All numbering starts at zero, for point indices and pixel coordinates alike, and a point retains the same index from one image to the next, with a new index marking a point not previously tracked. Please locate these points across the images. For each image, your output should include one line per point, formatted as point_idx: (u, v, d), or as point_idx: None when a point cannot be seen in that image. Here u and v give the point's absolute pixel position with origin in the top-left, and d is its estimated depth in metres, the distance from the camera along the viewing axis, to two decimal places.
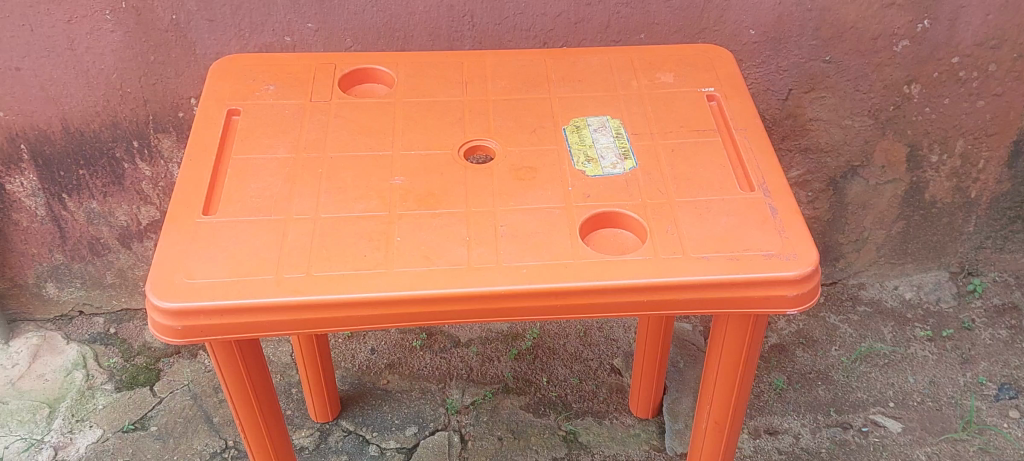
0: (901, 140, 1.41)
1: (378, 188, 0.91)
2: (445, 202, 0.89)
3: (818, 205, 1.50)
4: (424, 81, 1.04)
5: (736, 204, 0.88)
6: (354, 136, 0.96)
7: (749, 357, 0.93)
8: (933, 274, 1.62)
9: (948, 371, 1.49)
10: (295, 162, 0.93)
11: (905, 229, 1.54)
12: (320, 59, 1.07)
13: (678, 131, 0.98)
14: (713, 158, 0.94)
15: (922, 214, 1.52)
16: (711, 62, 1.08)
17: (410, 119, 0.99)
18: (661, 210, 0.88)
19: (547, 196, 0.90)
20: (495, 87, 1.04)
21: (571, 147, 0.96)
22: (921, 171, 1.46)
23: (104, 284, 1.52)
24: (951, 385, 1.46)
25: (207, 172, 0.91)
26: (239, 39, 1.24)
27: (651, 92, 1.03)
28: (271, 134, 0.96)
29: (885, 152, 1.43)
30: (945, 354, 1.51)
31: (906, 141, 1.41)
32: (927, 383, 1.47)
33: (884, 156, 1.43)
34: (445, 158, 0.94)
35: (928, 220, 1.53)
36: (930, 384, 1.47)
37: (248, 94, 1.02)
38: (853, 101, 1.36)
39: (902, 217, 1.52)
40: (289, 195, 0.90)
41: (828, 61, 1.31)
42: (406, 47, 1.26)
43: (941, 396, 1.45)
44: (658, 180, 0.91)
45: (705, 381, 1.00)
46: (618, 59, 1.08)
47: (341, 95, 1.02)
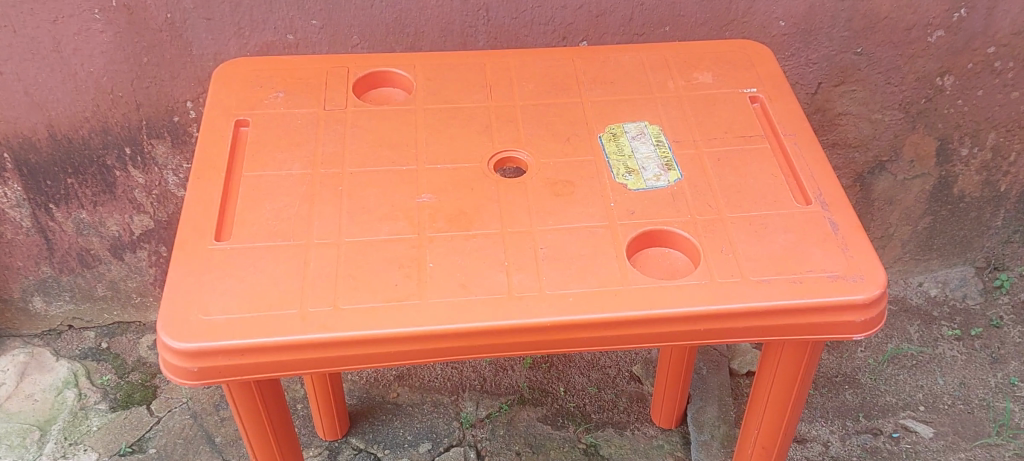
0: (931, 133, 1.34)
1: (403, 208, 0.84)
2: (478, 222, 0.82)
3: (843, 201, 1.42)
4: (446, 85, 0.97)
5: (793, 219, 0.81)
6: (374, 150, 0.89)
7: (805, 376, 0.86)
8: (958, 269, 1.55)
9: (979, 372, 1.44)
10: (311, 181, 0.86)
11: (931, 224, 1.46)
12: (331, 62, 0.99)
13: (722, 138, 0.90)
14: (763, 169, 0.87)
15: (950, 209, 1.45)
16: (750, 59, 1.00)
17: (432, 129, 0.92)
18: (712, 228, 0.81)
19: (588, 214, 0.83)
20: (522, 91, 0.96)
21: (609, 158, 0.89)
22: (950, 166, 1.38)
23: (95, 297, 1.43)
24: (982, 387, 1.41)
25: (217, 194, 0.84)
26: (238, 38, 1.15)
27: (689, 93, 0.95)
28: (283, 149, 0.89)
29: (915, 146, 1.35)
30: (974, 354, 1.46)
31: (936, 135, 1.34)
32: (957, 385, 1.42)
33: (913, 150, 1.36)
34: (472, 173, 0.87)
35: (956, 215, 1.46)
36: (960, 386, 1.42)
37: (256, 103, 0.94)
38: (883, 94, 1.28)
39: (930, 213, 1.45)
40: (308, 218, 0.82)
41: (858, 53, 1.24)
42: (417, 44, 1.18)
43: (972, 398, 1.40)
44: (706, 194, 0.84)
45: (752, 399, 0.94)
46: (650, 57, 1.00)
47: (358, 103, 0.95)
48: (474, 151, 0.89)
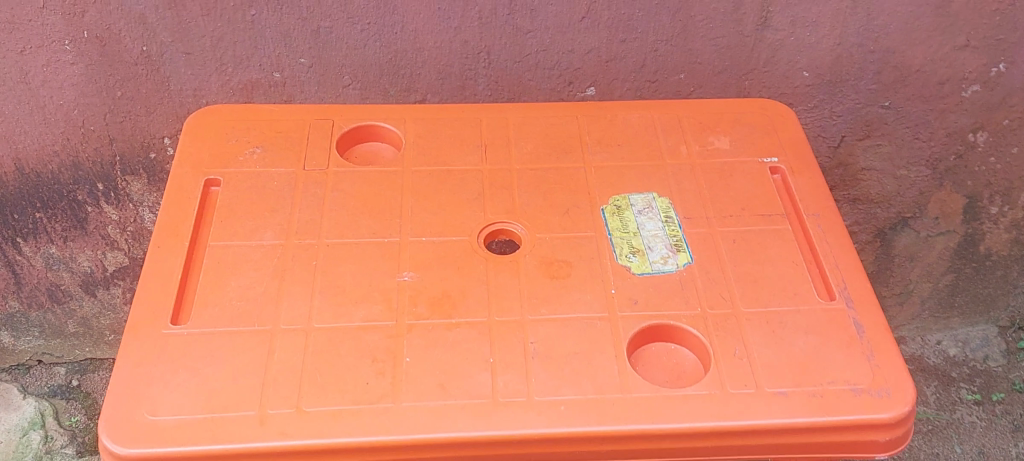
0: (958, 191, 1.24)
1: (382, 289, 0.75)
2: (463, 308, 0.74)
3: (863, 256, 1.34)
4: (438, 144, 0.89)
5: (815, 318, 0.73)
6: (355, 219, 0.81)
7: None
8: (979, 329, 1.44)
9: (999, 441, 1.34)
10: (283, 253, 0.78)
11: (954, 281, 1.37)
12: (315, 112, 0.92)
13: (738, 216, 0.82)
14: (783, 254, 0.78)
15: (974, 267, 1.34)
16: (771, 123, 0.92)
17: (420, 195, 0.84)
18: (724, 325, 0.73)
19: (587, 302, 0.75)
20: (520, 152, 0.88)
21: (612, 235, 0.80)
22: (977, 223, 1.28)
23: (65, 333, 1.40)
24: (1002, 458, 1.31)
25: (178, 267, 0.77)
26: (220, 74, 1.08)
27: (703, 161, 0.87)
28: (256, 214, 0.81)
29: (941, 203, 1.26)
30: (995, 421, 1.35)
31: (965, 192, 1.25)
32: (975, 455, 1.32)
33: (939, 207, 1.26)
34: (461, 249, 0.79)
35: (980, 273, 1.35)
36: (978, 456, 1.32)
37: (229, 159, 0.86)
38: (911, 150, 1.20)
39: (952, 270, 1.35)
40: (276, 298, 0.75)
41: (886, 106, 1.15)
42: (412, 86, 1.11)
43: None
44: (719, 282, 0.76)
45: None
46: (662, 117, 0.92)
47: (341, 161, 0.87)
48: (465, 223, 0.81)
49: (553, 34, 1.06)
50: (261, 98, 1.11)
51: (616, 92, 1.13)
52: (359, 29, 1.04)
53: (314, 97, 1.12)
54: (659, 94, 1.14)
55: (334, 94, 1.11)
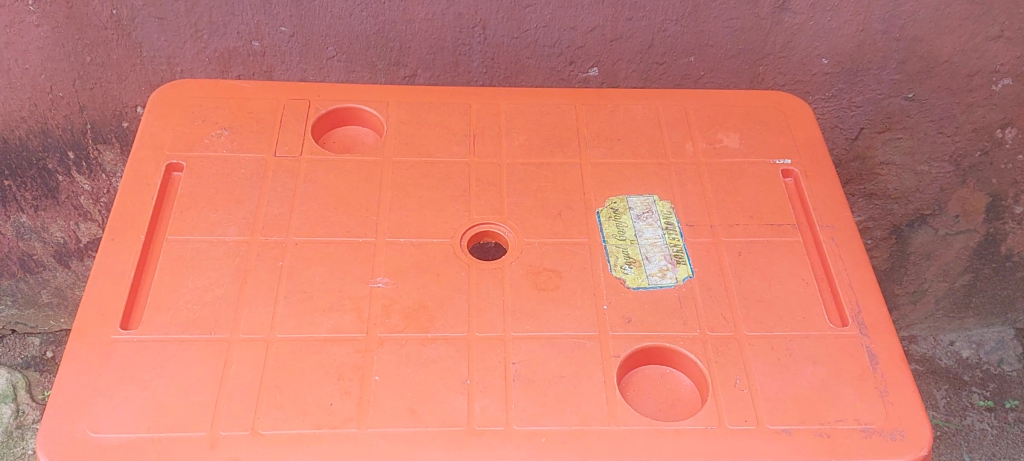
0: (982, 189, 1.16)
1: (353, 297, 0.69)
2: (440, 322, 0.68)
3: (876, 253, 1.28)
4: (422, 132, 0.82)
5: (824, 346, 0.67)
6: (327, 214, 0.75)
7: None
8: (995, 330, 1.39)
9: (1010, 451, 1.27)
10: (247, 252, 0.72)
11: (971, 281, 1.30)
12: (290, 91, 0.84)
13: (745, 225, 0.75)
14: (793, 271, 0.71)
15: (993, 267, 1.27)
16: (785, 119, 0.84)
17: (400, 189, 0.77)
18: (725, 351, 0.66)
19: (575, 319, 0.68)
20: (511, 145, 0.81)
21: (607, 242, 0.74)
22: (999, 223, 1.20)
23: (39, 303, 1.35)
24: None
25: (131, 264, 0.71)
26: (195, 41, 1.00)
27: (710, 161, 0.80)
28: (220, 206, 0.75)
29: (961, 201, 1.18)
30: (1007, 429, 1.29)
31: (988, 191, 1.16)
32: None
33: (959, 205, 1.19)
34: (441, 253, 0.72)
35: (999, 274, 1.28)
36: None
37: (194, 142, 0.79)
38: (933, 144, 1.12)
39: (970, 269, 1.28)
40: (236, 304, 0.68)
41: (909, 98, 1.07)
42: (401, 60, 1.03)
43: None
44: (722, 301, 0.69)
45: None
46: (667, 109, 0.85)
47: (315, 148, 0.80)
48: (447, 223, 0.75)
49: (554, 9, 0.97)
50: (240, 68, 1.04)
51: (621, 74, 1.05)
52: None
53: (297, 68, 1.04)
54: (666, 78, 1.06)
55: (317, 65, 1.04)
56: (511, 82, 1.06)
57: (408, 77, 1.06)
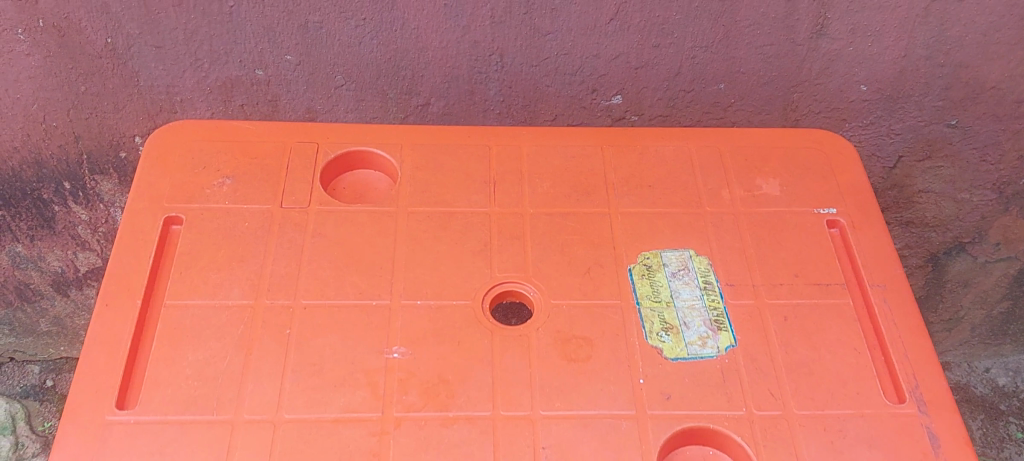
0: None
1: (366, 370, 0.64)
2: (462, 399, 0.62)
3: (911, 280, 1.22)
4: (439, 178, 0.76)
5: (881, 428, 0.61)
6: (337, 274, 0.69)
7: None
8: None
9: None
10: (251, 318, 0.66)
11: (1011, 308, 1.23)
12: (297, 133, 0.79)
13: (789, 285, 0.69)
14: (842, 339, 0.66)
15: None
16: (829, 161, 0.78)
17: (416, 243, 0.71)
18: (773, 433, 0.61)
19: (610, 395, 0.63)
20: (535, 193, 0.75)
21: (641, 304, 0.68)
22: None
23: (38, 332, 1.29)
24: None
25: (128, 332, 0.65)
26: (196, 70, 0.95)
27: (749, 211, 0.74)
28: (223, 266, 0.69)
29: (1003, 228, 1.12)
30: None
31: None
32: None
33: (1001, 233, 1.12)
34: (461, 318, 0.67)
35: None
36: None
37: (194, 192, 0.74)
38: (976, 172, 1.05)
39: (1009, 297, 1.21)
40: (240, 379, 0.63)
41: (952, 125, 1.01)
42: (414, 88, 0.98)
43: None
44: (768, 375, 0.64)
45: None
46: (701, 150, 0.79)
47: (325, 198, 0.74)
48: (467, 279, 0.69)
49: (576, 36, 0.91)
50: (243, 97, 0.98)
51: (646, 102, 0.99)
52: (352, 25, 0.90)
53: (303, 97, 0.99)
54: (694, 106, 1.00)
55: (325, 94, 0.98)
56: (530, 110, 1.01)
57: (421, 106, 1.00)
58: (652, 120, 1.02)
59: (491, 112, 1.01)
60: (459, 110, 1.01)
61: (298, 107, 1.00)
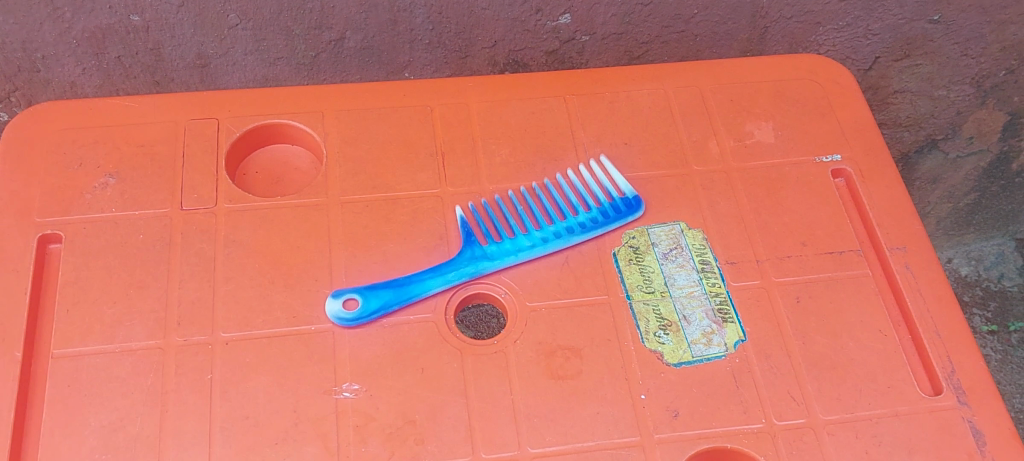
0: (1002, 108, 0.96)
1: (313, 418, 0.52)
2: (432, 443, 0.52)
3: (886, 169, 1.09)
4: (374, 154, 0.63)
5: (919, 428, 0.53)
6: (264, 294, 0.56)
7: None
8: (995, 242, 1.18)
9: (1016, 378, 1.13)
10: (164, 362, 0.54)
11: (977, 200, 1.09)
12: (192, 107, 0.64)
13: (798, 256, 0.60)
14: (864, 320, 0.57)
15: (1003, 185, 1.05)
16: (824, 95, 0.68)
17: (355, 243, 0.59)
18: (800, 447, 0.53)
19: (608, 420, 0.53)
20: (502, 193, 0.62)
21: (631, 298, 0.57)
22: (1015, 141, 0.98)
23: None
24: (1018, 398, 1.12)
25: (9, 399, 0.52)
26: (56, 22, 0.76)
27: (742, 166, 0.64)
28: (119, 296, 0.56)
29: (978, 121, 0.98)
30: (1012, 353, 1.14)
31: (1008, 110, 0.95)
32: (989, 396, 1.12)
33: (974, 125, 0.99)
34: (421, 337, 0.55)
35: (1008, 191, 1.06)
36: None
37: (71, 199, 0.60)
38: (955, 67, 0.93)
39: (976, 190, 1.07)
40: (157, 447, 0.51)
41: (935, 21, 0.88)
42: (324, 22, 0.80)
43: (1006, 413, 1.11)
44: (786, 374, 0.55)
45: None
46: (679, 93, 0.67)
47: (235, 193, 0.61)
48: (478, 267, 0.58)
49: None
50: (118, 47, 0.80)
51: (598, 19, 0.85)
52: None
53: (191, 42, 0.80)
54: (652, 20, 0.86)
55: (217, 36, 0.80)
56: (464, 38, 0.85)
57: (335, 41, 0.83)
58: (606, 38, 0.87)
59: (418, 42, 0.85)
60: (381, 43, 0.84)
61: (186, 55, 0.82)
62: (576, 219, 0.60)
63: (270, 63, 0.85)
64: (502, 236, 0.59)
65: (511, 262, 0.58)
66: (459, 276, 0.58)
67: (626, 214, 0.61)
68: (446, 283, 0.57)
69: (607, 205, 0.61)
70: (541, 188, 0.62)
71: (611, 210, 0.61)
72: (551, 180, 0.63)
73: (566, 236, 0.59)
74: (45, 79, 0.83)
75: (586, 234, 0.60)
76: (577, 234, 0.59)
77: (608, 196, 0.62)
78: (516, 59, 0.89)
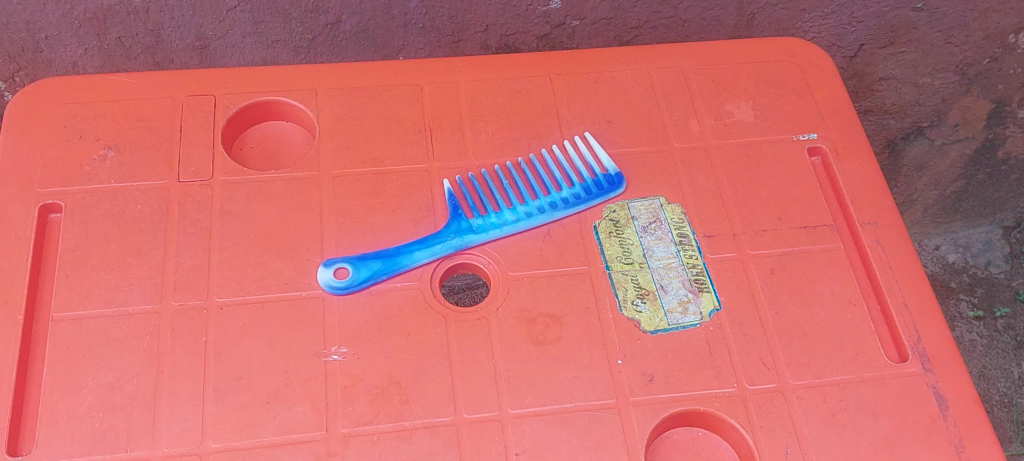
0: (987, 96, 0.97)
1: (303, 379, 0.54)
2: (417, 403, 0.54)
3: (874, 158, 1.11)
4: (365, 130, 0.65)
5: (884, 394, 0.56)
6: (256, 261, 0.59)
7: None
8: (981, 230, 1.21)
9: (1001, 361, 1.15)
10: (159, 325, 0.56)
11: (964, 188, 1.12)
12: (189, 83, 0.66)
13: (773, 230, 0.62)
14: (835, 290, 0.59)
15: (988, 173, 1.08)
16: (803, 77, 0.70)
17: (345, 214, 0.61)
18: (770, 411, 0.55)
19: (586, 384, 0.55)
20: (487, 168, 0.64)
21: (611, 269, 0.60)
22: (1000, 128, 1.01)
23: None
24: (1004, 380, 1.14)
25: (10, 359, 0.54)
26: (58, 3, 0.78)
27: (721, 144, 0.66)
28: (117, 263, 0.58)
29: (964, 110, 1.00)
30: (997, 337, 1.16)
31: (993, 97, 0.97)
32: (975, 378, 1.14)
33: (960, 113, 1.01)
34: (408, 304, 0.58)
35: (994, 179, 1.09)
36: (979, 380, 1.14)
37: (72, 170, 0.62)
38: (939, 55, 0.94)
39: (963, 177, 1.10)
40: (153, 405, 0.53)
41: (918, 9, 0.89)
42: (320, 6, 0.82)
43: (993, 395, 1.13)
44: (758, 342, 0.57)
45: None
46: (662, 74, 0.70)
47: (230, 166, 0.63)
48: (466, 238, 0.60)
49: None
50: (119, 28, 0.82)
51: (588, 5, 0.86)
52: None
53: (191, 23, 0.82)
54: (641, 6, 0.87)
55: (216, 18, 0.82)
56: (457, 23, 0.87)
57: (331, 25, 0.85)
58: (596, 23, 0.89)
59: (412, 26, 0.87)
60: (376, 27, 0.86)
61: (185, 36, 0.84)
62: (558, 195, 0.62)
63: (267, 46, 0.87)
64: (487, 210, 0.61)
65: (498, 235, 0.60)
66: (446, 248, 0.60)
67: (607, 191, 0.63)
68: (433, 255, 0.59)
69: (589, 181, 0.63)
70: (526, 164, 0.64)
71: (592, 186, 0.63)
72: (536, 156, 0.65)
73: (550, 211, 0.61)
74: (48, 59, 0.85)
75: (570, 209, 0.62)
76: (559, 209, 0.62)
77: (592, 172, 0.64)
78: (508, 43, 0.91)
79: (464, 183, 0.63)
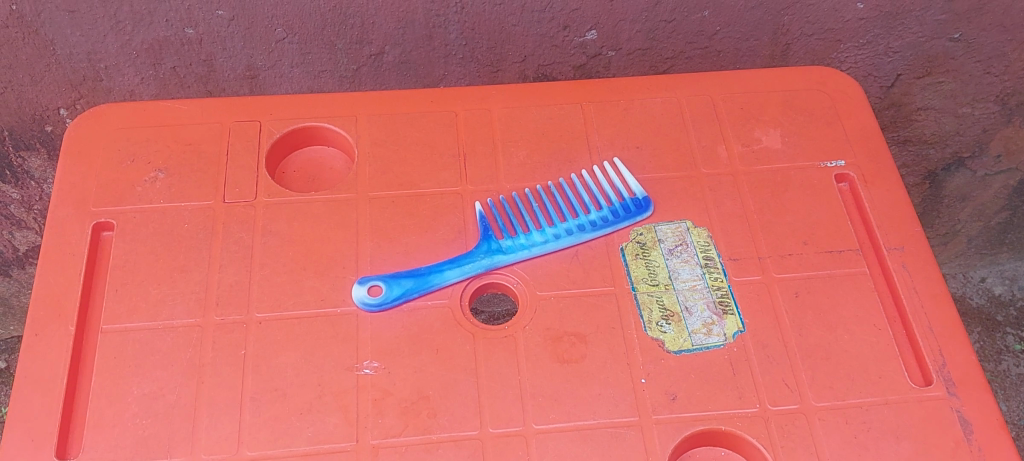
0: None
1: (335, 391, 0.57)
2: (444, 417, 0.56)
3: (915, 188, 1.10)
4: (402, 154, 0.68)
5: (907, 418, 0.56)
6: (294, 279, 0.61)
7: None
8: None
9: None
10: (201, 337, 0.59)
11: (1009, 219, 1.11)
12: (237, 110, 0.70)
13: (799, 254, 0.63)
14: (860, 315, 0.60)
15: None
16: (832, 105, 0.71)
17: (380, 234, 0.63)
18: (791, 431, 0.55)
19: (610, 401, 0.56)
20: (518, 192, 0.66)
21: (637, 290, 0.61)
22: None
23: None
24: None
25: (61, 367, 0.58)
26: (118, 34, 0.82)
27: (748, 170, 0.67)
28: (164, 279, 0.61)
29: (1006, 140, 0.99)
30: None
31: None
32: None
33: (1003, 144, 0.99)
34: (438, 321, 0.59)
35: None
36: None
37: (125, 189, 0.65)
38: (978, 85, 0.93)
39: (1007, 208, 1.09)
40: (193, 413, 0.56)
41: (955, 39, 0.88)
42: (365, 38, 0.85)
43: None
44: (782, 364, 0.58)
45: None
46: (691, 102, 0.71)
47: (273, 188, 0.66)
48: (495, 258, 0.62)
49: None
50: (174, 58, 0.86)
51: (623, 36, 0.88)
52: None
53: (242, 54, 0.86)
54: (677, 37, 0.89)
55: (265, 49, 0.86)
56: (496, 53, 0.89)
57: (375, 55, 0.88)
58: (631, 54, 0.91)
59: (453, 57, 0.90)
60: (418, 58, 0.89)
61: (236, 66, 0.88)
62: (586, 218, 0.64)
63: (314, 76, 0.90)
64: (517, 231, 0.63)
65: (526, 256, 0.62)
66: (476, 268, 0.62)
67: (634, 214, 0.64)
68: (463, 274, 0.61)
69: (617, 204, 0.65)
70: (555, 187, 0.66)
71: (620, 209, 0.64)
72: (566, 180, 0.66)
73: (577, 233, 0.63)
74: (107, 87, 0.89)
75: (597, 232, 0.63)
76: (586, 231, 0.63)
77: (620, 196, 0.65)
78: (545, 73, 0.93)
79: (495, 207, 0.65)
